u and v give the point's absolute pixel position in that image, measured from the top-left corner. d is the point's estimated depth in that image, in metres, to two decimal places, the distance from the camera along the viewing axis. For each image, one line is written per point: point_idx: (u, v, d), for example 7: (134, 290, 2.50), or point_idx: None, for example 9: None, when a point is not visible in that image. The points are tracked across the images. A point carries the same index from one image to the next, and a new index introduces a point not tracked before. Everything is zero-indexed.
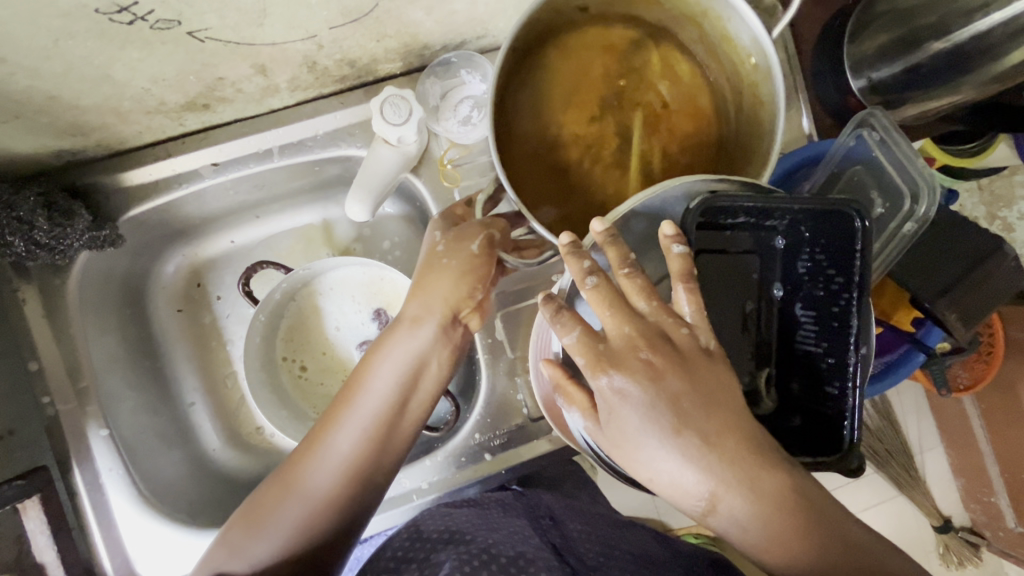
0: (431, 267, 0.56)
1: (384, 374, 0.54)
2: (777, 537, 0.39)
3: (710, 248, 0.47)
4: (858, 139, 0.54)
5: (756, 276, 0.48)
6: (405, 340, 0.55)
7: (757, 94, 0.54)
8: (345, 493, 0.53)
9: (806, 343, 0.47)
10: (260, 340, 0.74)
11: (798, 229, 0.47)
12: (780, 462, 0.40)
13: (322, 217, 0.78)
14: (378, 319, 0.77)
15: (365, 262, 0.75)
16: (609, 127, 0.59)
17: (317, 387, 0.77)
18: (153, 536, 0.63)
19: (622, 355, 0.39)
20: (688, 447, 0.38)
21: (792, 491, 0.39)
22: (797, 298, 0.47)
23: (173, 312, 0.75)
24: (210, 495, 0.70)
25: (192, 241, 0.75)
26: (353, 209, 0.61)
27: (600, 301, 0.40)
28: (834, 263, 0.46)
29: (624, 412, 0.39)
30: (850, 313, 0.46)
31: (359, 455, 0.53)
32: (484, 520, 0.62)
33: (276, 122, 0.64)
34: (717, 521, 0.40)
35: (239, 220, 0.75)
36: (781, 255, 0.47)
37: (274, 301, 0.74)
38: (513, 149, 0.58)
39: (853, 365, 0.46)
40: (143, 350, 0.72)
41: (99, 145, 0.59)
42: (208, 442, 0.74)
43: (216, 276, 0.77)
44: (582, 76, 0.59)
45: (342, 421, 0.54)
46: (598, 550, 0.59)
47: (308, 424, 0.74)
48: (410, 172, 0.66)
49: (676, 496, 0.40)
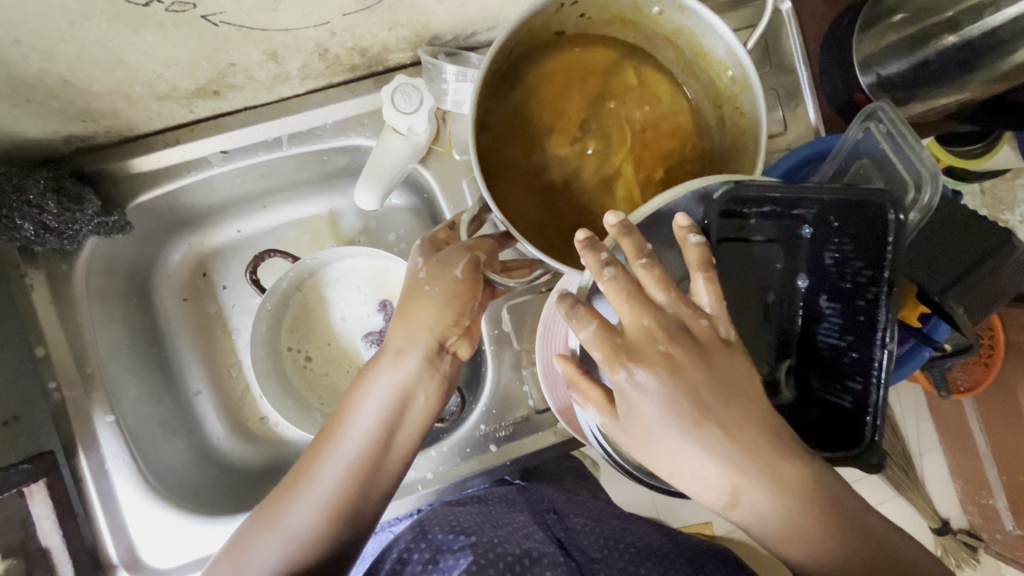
0: (416, 296, 0.55)
1: (367, 410, 0.54)
2: (797, 530, 0.40)
3: (732, 237, 0.47)
4: (867, 133, 0.54)
5: (780, 266, 0.48)
6: (389, 372, 0.55)
7: (739, 107, 0.55)
8: (330, 531, 0.53)
9: (828, 337, 0.48)
10: (266, 329, 0.74)
11: (827, 219, 0.46)
12: (798, 450, 0.40)
13: (329, 208, 0.78)
14: (384, 310, 0.78)
15: (371, 253, 0.75)
16: (595, 143, 0.58)
17: (322, 378, 0.77)
18: (161, 527, 0.63)
19: (640, 349, 0.39)
20: (709, 439, 0.39)
21: (813, 484, 0.40)
22: (820, 291, 0.48)
23: (179, 301, 0.75)
24: (214, 485, 0.70)
25: (198, 230, 0.75)
26: (361, 198, 0.61)
27: (619, 292, 0.40)
28: (861, 255, 0.46)
29: (643, 406, 0.39)
30: (878, 307, 0.46)
31: (345, 491, 0.53)
32: (488, 517, 0.62)
33: (285, 110, 0.64)
34: (738, 515, 0.41)
35: (246, 210, 0.76)
36: (808, 245, 0.47)
37: (280, 291, 0.74)
38: (496, 169, 0.57)
39: (878, 361, 0.46)
40: (148, 339, 0.72)
41: (109, 131, 0.59)
42: (212, 430, 0.74)
43: (222, 266, 0.77)
44: (564, 96, 0.58)
45: (325, 457, 0.53)
46: (601, 543, 0.60)
47: (312, 414, 0.74)
48: (418, 162, 0.66)
49: (697, 489, 0.40)
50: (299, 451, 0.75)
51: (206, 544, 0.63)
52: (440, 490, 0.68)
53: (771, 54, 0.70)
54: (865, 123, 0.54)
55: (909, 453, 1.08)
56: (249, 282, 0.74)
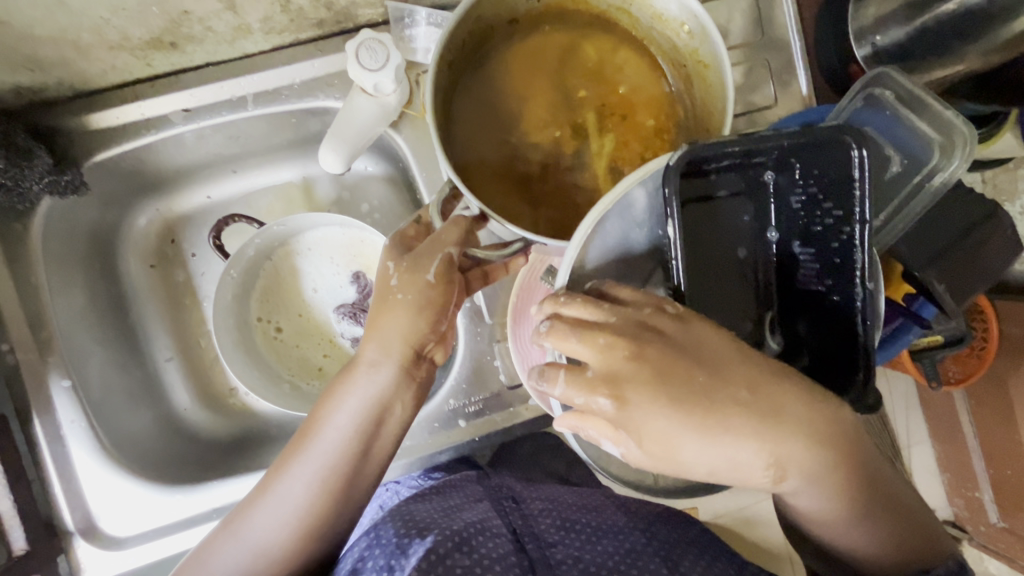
0: (386, 304, 0.53)
1: (336, 425, 0.54)
2: (837, 473, 0.42)
3: (694, 200, 0.42)
4: (871, 97, 0.48)
5: (748, 218, 0.44)
6: (363, 382, 0.54)
7: (701, 61, 0.55)
8: (298, 540, 0.55)
9: (807, 284, 0.44)
10: (232, 297, 0.71)
11: (788, 162, 0.43)
12: (807, 396, 0.40)
13: (303, 174, 0.76)
14: (357, 282, 0.76)
15: (345, 222, 0.73)
16: (566, 130, 0.59)
17: (292, 349, 0.75)
18: (140, 508, 0.61)
19: (625, 378, 0.38)
20: (734, 423, 0.38)
21: (840, 431, 0.41)
22: (792, 237, 0.44)
23: (146, 268, 0.73)
24: (182, 454, 0.69)
25: (167, 194, 0.72)
26: (326, 159, 0.58)
27: (564, 336, 0.39)
28: (830, 195, 0.42)
29: (649, 420, 0.38)
30: (854, 248, 0.42)
31: (315, 501, 0.54)
32: (445, 509, 0.60)
33: (248, 67, 0.61)
34: (791, 484, 0.41)
35: (216, 174, 0.73)
36: (772, 194, 0.44)
37: (247, 258, 0.71)
38: (470, 157, 0.58)
39: (860, 301, 0.42)
40: (113, 306, 0.70)
41: (62, 83, 0.57)
42: (179, 401, 0.72)
43: (192, 232, 0.75)
44: (527, 80, 0.60)
45: (293, 470, 0.54)
46: (557, 530, 0.59)
47: (281, 385, 0.73)
48: (390, 126, 0.64)
49: (742, 477, 0.40)
50: (270, 424, 0.74)
51: (171, 513, 0.62)
52: (409, 464, 0.67)
53: (763, 24, 0.68)
54: (869, 89, 0.47)
55: (898, 444, 1.07)
56: (213, 248, 0.72)
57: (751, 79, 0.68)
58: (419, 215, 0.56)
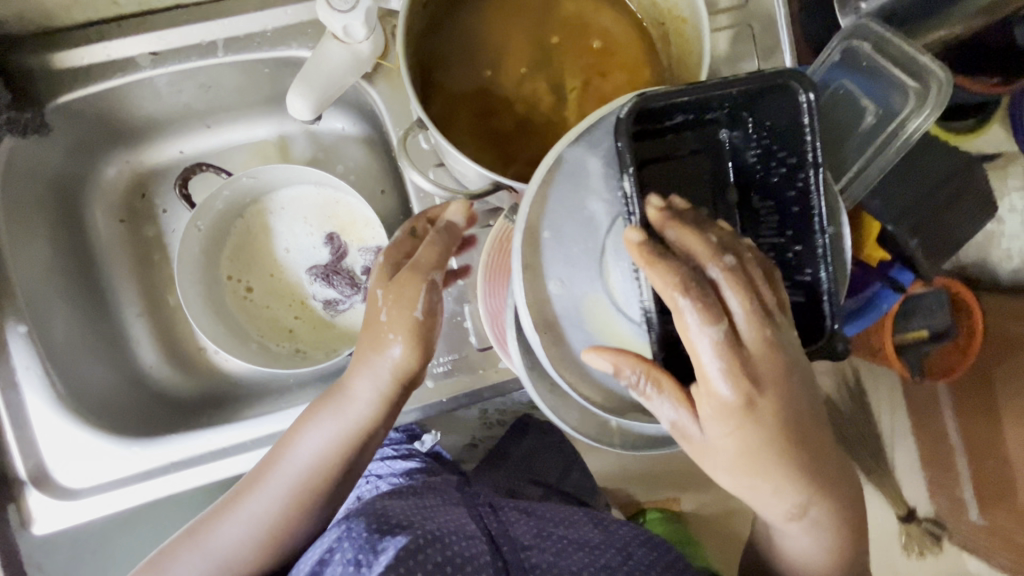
0: (377, 340, 0.52)
1: (302, 453, 0.55)
2: (836, 532, 0.45)
3: (648, 159, 0.42)
4: (849, 52, 0.46)
5: (708, 176, 0.43)
6: (337, 412, 0.55)
7: (679, 16, 0.54)
8: (253, 556, 0.56)
9: (770, 237, 0.42)
10: (201, 253, 0.71)
11: (742, 118, 0.41)
12: (829, 471, 0.42)
13: (279, 132, 0.74)
14: (331, 244, 0.74)
15: (320, 180, 0.72)
16: (543, 85, 0.58)
17: (262, 310, 0.74)
18: (96, 459, 0.60)
19: (766, 380, 0.38)
20: (795, 461, 0.40)
21: (843, 506, 0.44)
22: (750, 193, 0.43)
23: (114, 222, 0.72)
24: (146, 409, 0.68)
25: (138, 146, 0.71)
26: (295, 106, 0.57)
27: (738, 290, 0.38)
28: (784, 145, 0.41)
29: (761, 428, 0.39)
30: (810, 194, 0.41)
31: (275, 522, 0.56)
32: (422, 507, 0.59)
33: (219, 11, 0.60)
34: (797, 525, 0.44)
35: (189, 129, 0.72)
36: (727, 150, 0.42)
37: (216, 213, 0.70)
38: (441, 109, 0.57)
39: (821, 248, 0.41)
40: (78, 257, 0.69)
41: (24, 17, 0.55)
42: (145, 358, 0.71)
43: (162, 187, 0.73)
44: (505, 35, 0.59)
45: (257, 490, 0.55)
46: (533, 535, 0.60)
47: (248, 345, 0.72)
48: (364, 80, 0.63)
49: (768, 504, 0.42)
50: (240, 385, 0.73)
51: (126, 468, 0.60)
52: None
53: None
54: (845, 43, 0.46)
55: (881, 440, 1.08)
56: (180, 198, 0.70)
57: (736, 45, 0.67)
58: (413, 226, 0.55)
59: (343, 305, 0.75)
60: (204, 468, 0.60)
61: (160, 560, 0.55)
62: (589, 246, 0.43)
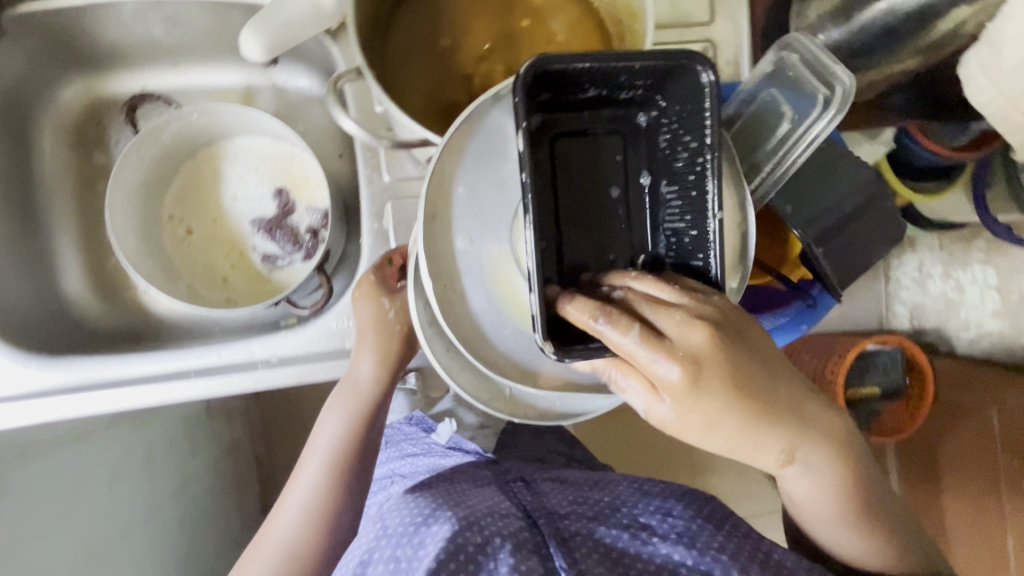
0: (387, 335, 0.63)
1: (323, 433, 0.65)
2: (832, 474, 0.48)
3: (568, 134, 0.47)
4: (781, 63, 0.48)
5: (620, 158, 0.48)
6: (341, 390, 0.64)
7: (633, 13, 0.56)
8: (310, 538, 0.62)
9: (672, 222, 0.46)
10: (144, 188, 0.70)
11: (655, 101, 0.46)
12: (807, 404, 0.43)
13: (246, 83, 0.75)
14: (279, 198, 0.74)
15: (277, 134, 0.72)
16: (499, 65, 0.60)
17: (199, 254, 0.73)
18: None
19: (705, 357, 0.39)
20: (768, 412, 0.41)
21: (833, 425, 0.46)
22: (660, 176, 0.47)
23: (63, 145, 0.72)
24: (60, 334, 0.67)
25: (101, 74, 0.72)
26: (247, 45, 0.57)
27: (638, 304, 0.40)
28: (689, 129, 0.43)
29: (714, 392, 0.39)
30: (706, 177, 0.42)
31: (316, 506, 0.62)
32: (452, 494, 0.64)
33: None
34: (790, 466, 0.45)
35: (155, 66, 0.72)
36: (644, 133, 0.47)
37: (164, 148, 0.70)
38: (395, 74, 0.59)
39: (712, 232, 0.42)
40: (18, 172, 0.68)
41: None
42: (70, 285, 0.70)
43: (118, 118, 0.73)
44: (469, 13, 0.60)
45: (294, 484, 0.64)
46: (568, 503, 0.64)
47: (177, 286, 0.71)
48: (329, 37, 0.64)
49: (759, 460, 0.43)
50: (164, 327, 0.71)
51: (23, 384, 0.59)
52: (285, 376, 0.61)
53: None
54: (779, 53, 0.48)
55: None
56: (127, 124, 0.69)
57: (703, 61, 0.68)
58: (390, 256, 0.63)
59: (283, 262, 0.74)
60: (101, 396, 0.59)
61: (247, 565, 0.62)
62: (502, 207, 0.44)
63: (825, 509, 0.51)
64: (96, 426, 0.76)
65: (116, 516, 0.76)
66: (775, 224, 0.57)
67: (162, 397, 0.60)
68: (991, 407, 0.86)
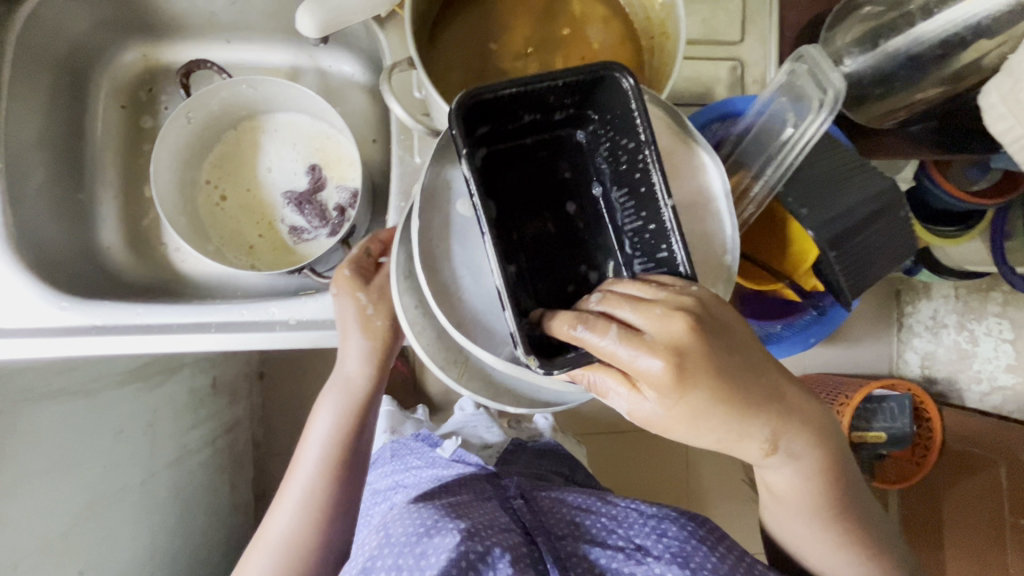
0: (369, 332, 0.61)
1: (317, 431, 0.66)
2: (812, 477, 0.51)
3: (504, 154, 0.47)
4: (795, 74, 0.50)
5: (570, 175, 0.48)
6: (331, 389, 0.65)
7: (666, 31, 0.59)
8: (306, 530, 0.64)
9: (631, 223, 0.46)
10: (187, 151, 0.74)
11: (586, 116, 0.47)
12: (790, 405, 0.45)
13: (292, 64, 0.78)
14: (312, 174, 0.77)
15: (317, 113, 0.76)
16: (536, 62, 0.62)
17: (229, 219, 0.76)
18: (26, 304, 0.61)
19: (687, 348, 0.38)
20: (754, 408, 0.42)
21: (817, 421, 0.47)
22: (612, 184, 0.47)
23: (116, 105, 0.76)
24: (90, 280, 0.70)
25: (160, 42, 0.76)
26: (301, 21, 0.61)
27: (617, 304, 0.40)
28: (623, 135, 0.44)
29: (698, 385, 0.39)
30: (650, 173, 0.42)
31: (312, 498, 0.64)
32: (457, 505, 0.64)
33: None
34: (775, 456, 0.47)
35: (210, 40, 0.77)
36: (585, 149, 0.48)
37: (211, 113, 0.73)
38: (438, 61, 0.62)
39: (667, 221, 0.42)
40: (73, 123, 0.73)
41: None
42: (105, 237, 0.74)
43: (169, 85, 0.77)
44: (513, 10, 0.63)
45: (291, 481, 0.66)
46: (568, 521, 0.64)
47: (206, 247, 0.74)
48: (377, 23, 0.67)
49: (743, 451, 0.44)
50: (185, 285, 0.74)
51: (50, 320, 0.61)
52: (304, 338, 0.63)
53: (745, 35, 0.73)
54: (791, 66, 0.50)
55: None
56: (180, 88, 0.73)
57: (731, 79, 0.70)
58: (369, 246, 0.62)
59: (308, 235, 0.76)
60: (124, 339, 0.61)
61: (252, 556, 0.66)
62: None
63: (804, 500, 0.53)
64: (106, 385, 0.77)
65: (115, 476, 0.76)
66: (784, 232, 0.59)
67: (181, 347, 0.62)
68: (1000, 465, 0.85)
